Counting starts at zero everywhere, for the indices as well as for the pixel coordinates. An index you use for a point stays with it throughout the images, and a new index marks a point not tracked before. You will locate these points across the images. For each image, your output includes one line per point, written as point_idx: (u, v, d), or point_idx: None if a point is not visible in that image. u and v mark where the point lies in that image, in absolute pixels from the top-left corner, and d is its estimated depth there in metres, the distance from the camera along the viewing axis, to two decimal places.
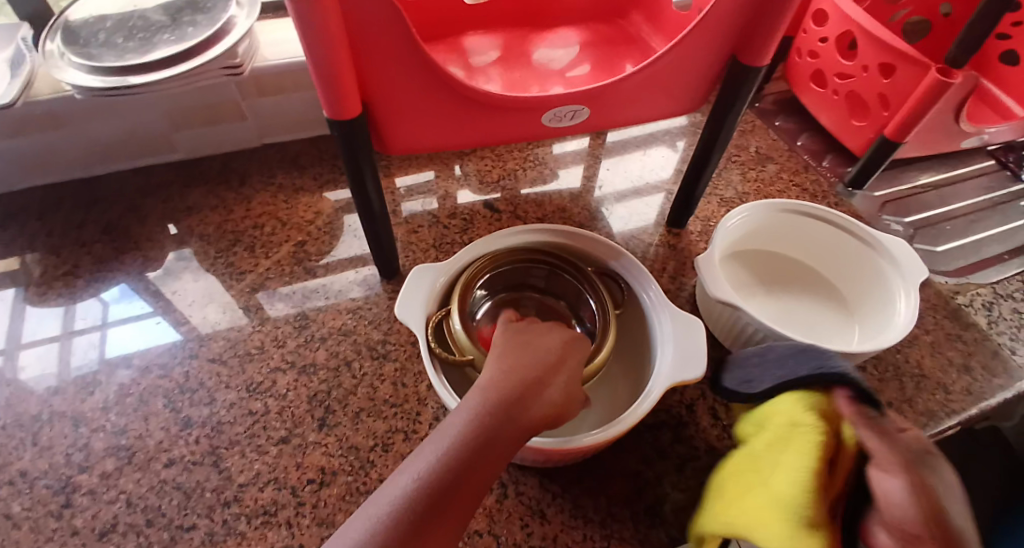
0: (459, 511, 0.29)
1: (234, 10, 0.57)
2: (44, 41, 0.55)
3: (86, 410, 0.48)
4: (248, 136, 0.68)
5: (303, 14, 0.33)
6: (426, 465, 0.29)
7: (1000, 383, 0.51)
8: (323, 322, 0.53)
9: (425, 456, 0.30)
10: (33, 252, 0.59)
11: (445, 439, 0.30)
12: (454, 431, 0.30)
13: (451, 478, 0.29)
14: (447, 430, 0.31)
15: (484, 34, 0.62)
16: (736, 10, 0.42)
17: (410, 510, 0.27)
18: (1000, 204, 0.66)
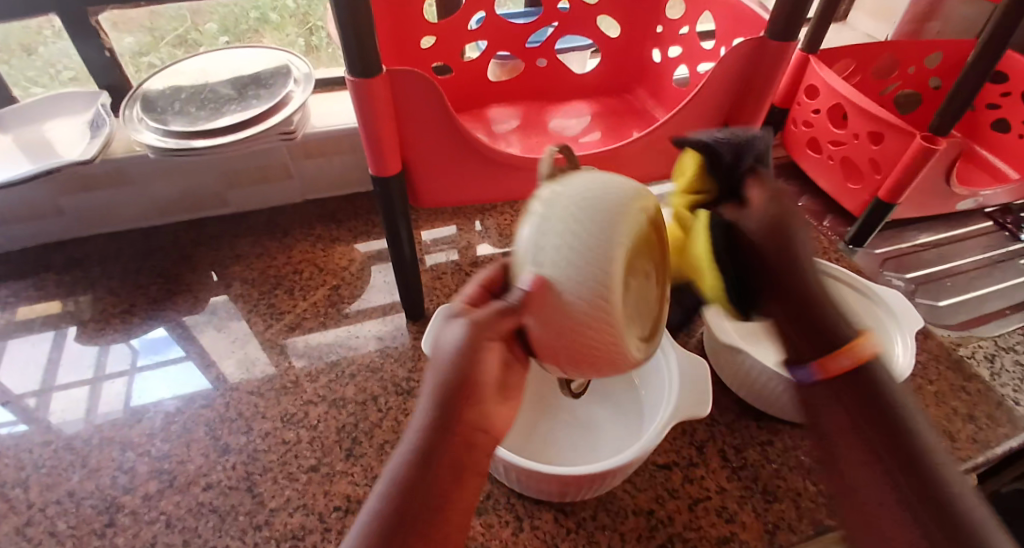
0: None
1: (292, 86, 0.65)
2: (126, 109, 0.63)
3: (133, 436, 0.52)
4: (291, 193, 0.75)
5: (358, 90, 0.40)
6: (362, 525, 0.26)
7: (1005, 433, 0.52)
8: (352, 360, 0.57)
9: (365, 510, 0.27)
10: (91, 293, 0.65)
11: (379, 490, 0.26)
12: (386, 481, 0.27)
13: (389, 533, 0.25)
14: (384, 478, 0.27)
15: (506, 106, 0.69)
16: (727, 87, 0.48)
17: None
18: (999, 263, 0.69)
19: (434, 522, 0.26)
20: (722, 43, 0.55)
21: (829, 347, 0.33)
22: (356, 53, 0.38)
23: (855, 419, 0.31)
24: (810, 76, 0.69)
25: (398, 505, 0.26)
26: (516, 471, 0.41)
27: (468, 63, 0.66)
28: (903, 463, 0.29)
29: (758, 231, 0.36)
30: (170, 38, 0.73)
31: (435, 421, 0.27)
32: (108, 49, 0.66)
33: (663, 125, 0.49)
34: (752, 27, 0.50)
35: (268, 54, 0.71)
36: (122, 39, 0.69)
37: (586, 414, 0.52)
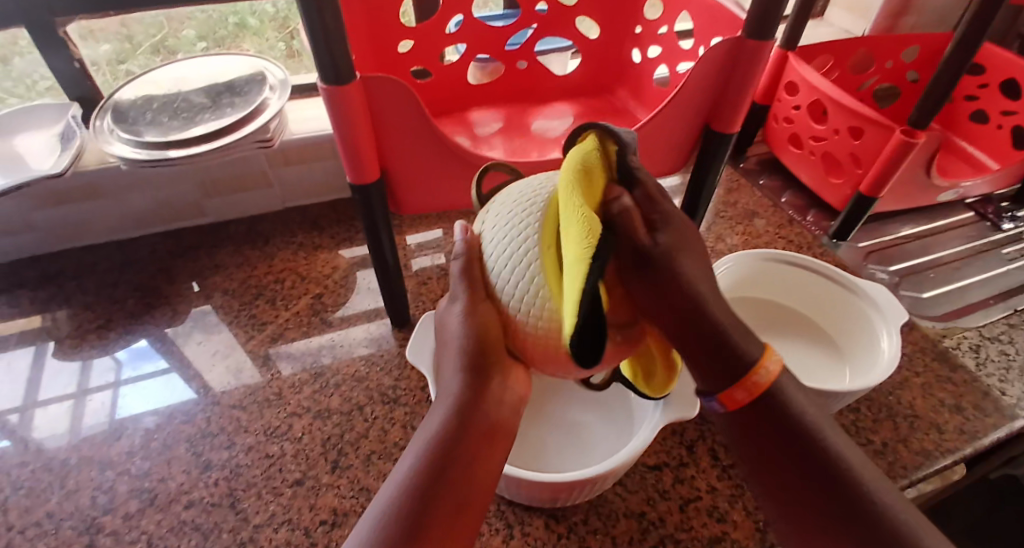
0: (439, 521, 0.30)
1: (267, 93, 0.64)
2: (95, 119, 0.61)
3: (112, 454, 0.50)
4: (272, 201, 0.73)
5: (332, 97, 0.39)
6: (402, 475, 0.32)
7: (992, 422, 0.52)
8: (337, 370, 0.57)
9: (403, 465, 0.32)
10: (68, 308, 0.63)
11: (419, 445, 0.33)
12: (426, 438, 0.33)
13: (424, 487, 0.31)
14: (422, 437, 0.33)
15: (488, 108, 0.69)
16: (708, 85, 0.47)
17: (407, 508, 0.30)
18: (981, 253, 0.70)
19: (477, 451, 0.33)
20: (700, 42, 0.55)
21: (739, 371, 0.31)
22: (327, 60, 0.37)
23: (791, 461, 0.31)
24: (789, 72, 0.69)
25: (441, 442, 0.32)
26: (505, 478, 0.41)
27: (447, 66, 0.66)
28: (843, 499, 0.30)
29: (700, 286, 0.32)
30: (146, 46, 0.71)
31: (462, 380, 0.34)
32: (77, 60, 0.65)
33: (644, 125, 0.49)
34: (729, 26, 0.50)
35: (242, 61, 0.69)
36: (96, 49, 0.67)
37: (574, 418, 0.51)
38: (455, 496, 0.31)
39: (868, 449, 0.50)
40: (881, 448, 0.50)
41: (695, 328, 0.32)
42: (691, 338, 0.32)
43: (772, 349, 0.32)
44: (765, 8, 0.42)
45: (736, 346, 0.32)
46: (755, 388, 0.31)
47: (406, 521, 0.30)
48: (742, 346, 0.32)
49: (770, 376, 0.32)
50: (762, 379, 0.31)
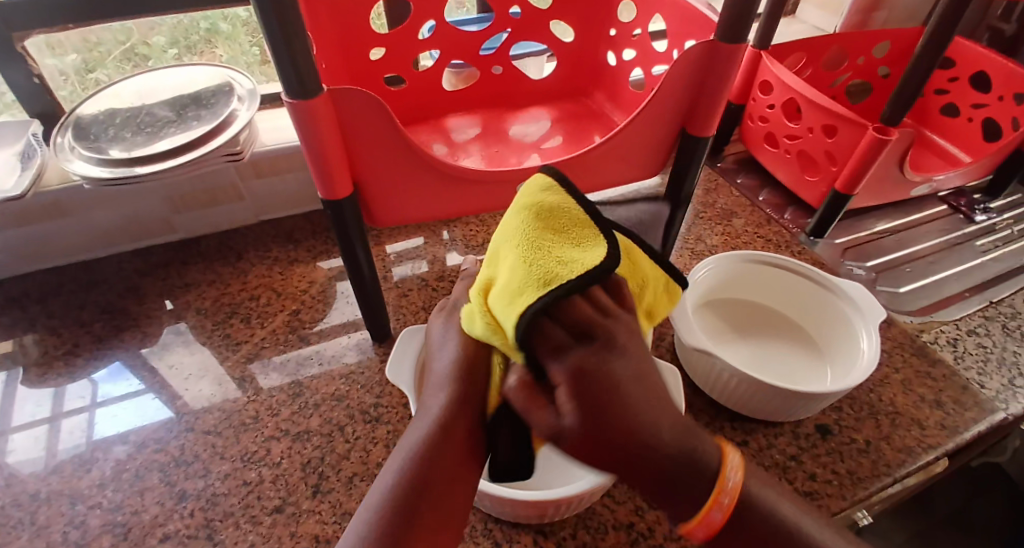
0: (426, 521, 0.34)
1: (236, 104, 0.62)
2: (57, 135, 0.59)
3: (83, 487, 0.48)
4: (246, 215, 0.72)
5: (300, 113, 0.38)
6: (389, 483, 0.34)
7: (971, 416, 0.53)
8: (316, 389, 0.55)
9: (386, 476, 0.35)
10: (34, 333, 0.61)
11: (400, 458, 0.35)
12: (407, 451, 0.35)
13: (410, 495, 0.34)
14: (402, 451, 0.35)
15: (463, 115, 0.68)
16: (682, 90, 0.47)
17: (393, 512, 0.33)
18: (955, 246, 0.71)
19: (448, 463, 0.35)
20: (674, 45, 0.55)
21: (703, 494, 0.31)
22: (292, 74, 0.36)
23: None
24: (763, 71, 0.69)
25: (426, 449, 0.34)
26: (491, 498, 0.40)
27: (422, 73, 0.65)
28: None
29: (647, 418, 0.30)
30: (116, 53, 0.69)
31: (450, 390, 0.36)
32: (36, 75, 0.62)
33: (620, 131, 0.48)
34: (702, 28, 0.50)
35: (210, 71, 0.68)
36: (63, 58, 0.66)
37: None
38: (436, 505, 0.34)
39: (850, 448, 0.50)
40: (865, 447, 0.50)
41: (643, 456, 0.30)
42: (651, 462, 0.30)
43: (731, 462, 0.32)
44: (737, 12, 0.41)
45: (692, 467, 0.31)
46: (714, 526, 0.31)
47: (397, 520, 0.33)
48: (699, 458, 0.31)
49: (719, 516, 0.31)
50: (725, 499, 0.31)
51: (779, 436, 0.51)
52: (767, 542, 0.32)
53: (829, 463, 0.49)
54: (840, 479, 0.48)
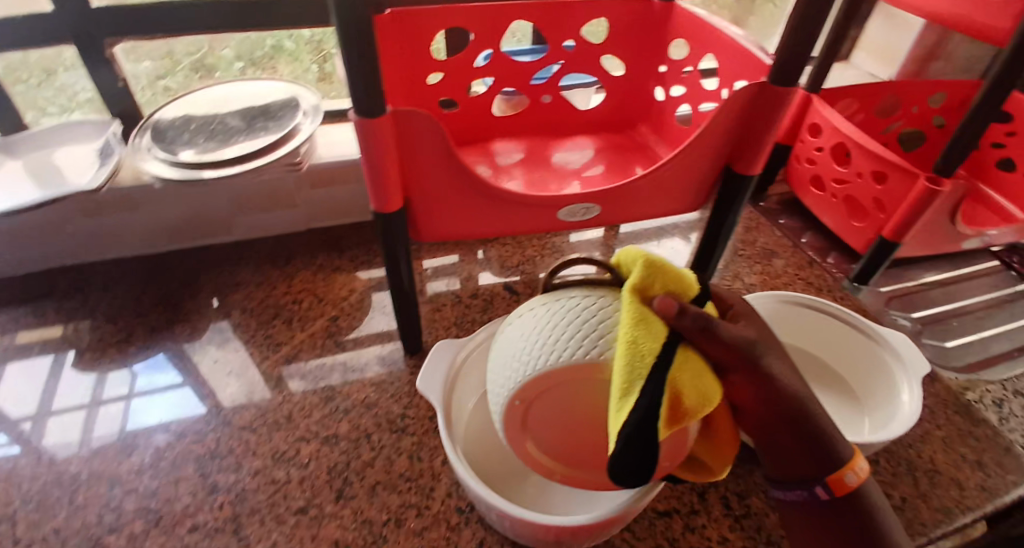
0: None
1: (300, 118, 0.66)
2: (135, 137, 0.63)
3: (122, 471, 0.50)
4: (296, 222, 0.75)
5: (363, 130, 0.40)
6: None
7: (1014, 480, 0.50)
8: (347, 395, 0.57)
9: None
10: (91, 320, 0.64)
11: None
12: None
13: None
14: None
15: (510, 140, 0.70)
16: (731, 128, 0.48)
17: None
18: (1007, 302, 0.68)
19: None
20: (725, 84, 0.55)
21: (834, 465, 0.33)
22: (362, 93, 0.38)
23: (849, 533, 0.33)
24: (813, 114, 0.69)
25: None
26: (510, 519, 0.40)
27: (474, 98, 0.67)
28: None
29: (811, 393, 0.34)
30: (186, 63, 0.73)
31: None
32: (122, 79, 0.67)
33: (666, 164, 0.49)
34: (754, 70, 0.50)
35: (276, 85, 0.71)
36: (138, 65, 0.70)
37: None
38: None
39: None
40: (900, 504, 0.48)
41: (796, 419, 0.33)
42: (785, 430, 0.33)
43: (859, 465, 0.34)
44: (788, 58, 0.42)
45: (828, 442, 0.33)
46: (850, 484, 0.33)
47: None
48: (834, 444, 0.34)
49: (855, 482, 0.33)
50: (851, 478, 0.33)
51: None
52: (860, 529, 0.33)
53: None
54: None
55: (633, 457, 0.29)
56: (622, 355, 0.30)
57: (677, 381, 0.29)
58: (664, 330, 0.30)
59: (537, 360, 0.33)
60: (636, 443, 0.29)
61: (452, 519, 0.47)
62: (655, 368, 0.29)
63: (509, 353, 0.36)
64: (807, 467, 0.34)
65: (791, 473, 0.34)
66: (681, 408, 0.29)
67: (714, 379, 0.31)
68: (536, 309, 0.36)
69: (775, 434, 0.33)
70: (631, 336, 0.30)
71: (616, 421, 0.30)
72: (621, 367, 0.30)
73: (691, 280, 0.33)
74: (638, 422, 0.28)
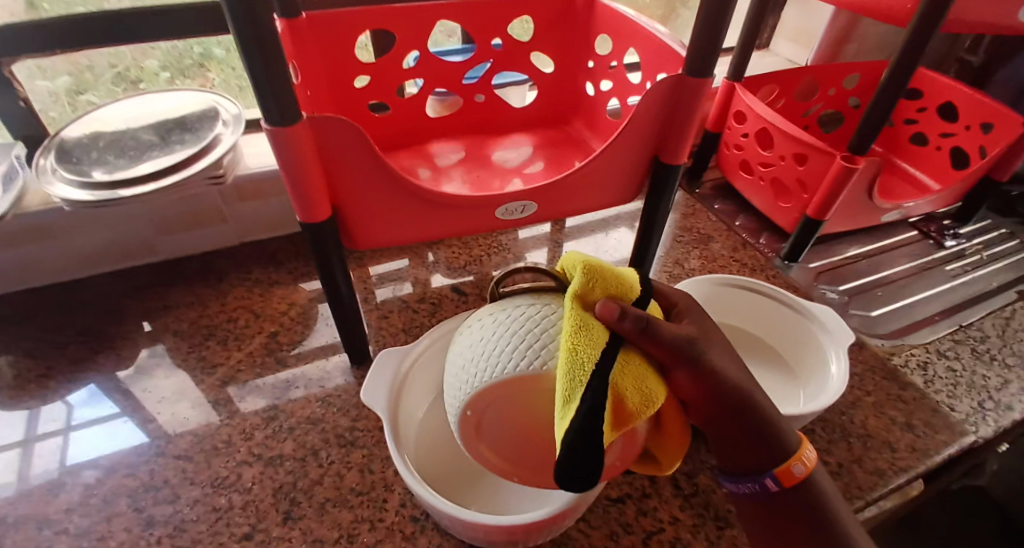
0: None
1: (220, 128, 0.63)
2: (39, 158, 0.59)
3: (50, 512, 0.48)
4: (228, 237, 0.72)
5: (279, 140, 0.39)
6: None
7: (941, 439, 0.53)
8: (292, 412, 0.55)
9: None
10: (7, 355, 0.60)
11: None
12: None
13: None
14: None
15: (446, 141, 0.69)
16: (654, 119, 0.49)
17: None
18: (926, 270, 0.73)
19: None
20: (647, 77, 0.56)
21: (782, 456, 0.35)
22: (271, 101, 0.37)
23: (797, 518, 0.35)
24: (737, 101, 0.71)
25: None
26: (460, 523, 0.39)
27: (405, 101, 0.66)
28: None
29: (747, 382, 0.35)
30: (108, 76, 0.70)
31: None
32: (21, 99, 0.63)
33: (595, 158, 0.50)
34: (672, 62, 0.51)
35: (197, 95, 0.69)
36: (54, 81, 0.66)
37: None
38: None
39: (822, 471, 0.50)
40: (837, 470, 0.50)
41: (743, 413, 0.34)
42: (733, 423, 0.34)
43: (807, 452, 0.36)
44: (701, 49, 0.43)
45: (775, 433, 0.35)
46: (798, 475, 0.35)
47: None
48: (780, 434, 0.35)
49: (802, 472, 0.35)
50: (799, 468, 0.35)
51: None
52: (808, 513, 0.35)
53: None
54: None
55: (580, 465, 0.28)
56: (564, 362, 0.30)
57: (618, 385, 0.29)
58: (605, 335, 0.30)
59: (485, 369, 0.33)
60: (581, 452, 0.28)
61: (406, 529, 0.46)
62: (594, 375, 0.29)
63: (461, 365, 0.35)
64: (757, 460, 0.36)
65: (742, 467, 0.36)
66: (622, 412, 0.29)
67: (656, 379, 0.31)
68: (485, 319, 0.36)
69: (724, 427, 0.35)
70: (572, 343, 0.30)
71: (560, 430, 0.29)
72: (562, 374, 0.29)
73: (631, 283, 0.33)
74: (580, 428, 0.28)
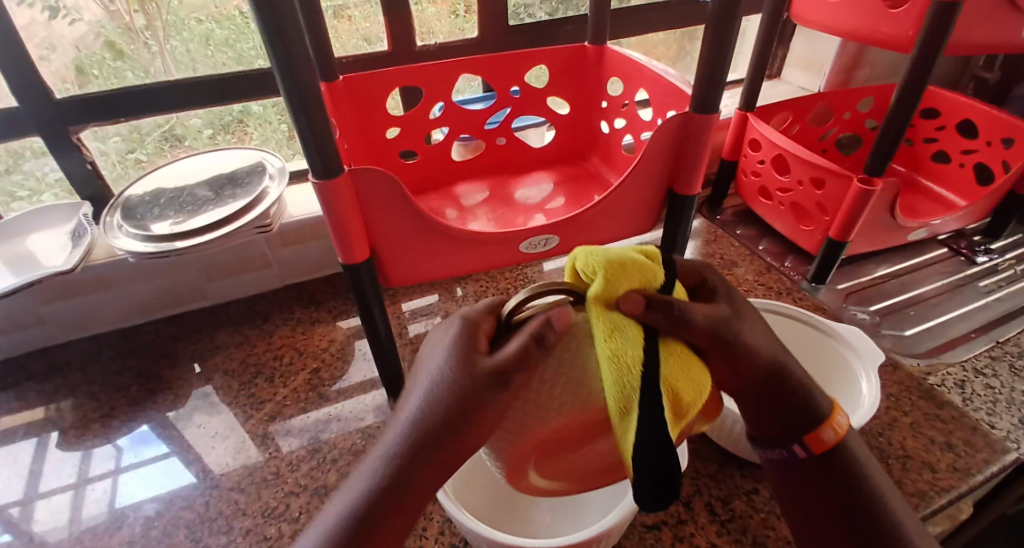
0: None
1: (267, 182, 0.68)
2: (107, 216, 0.65)
3: (113, 545, 0.51)
4: (271, 280, 0.77)
5: (323, 190, 0.43)
6: None
7: (984, 458, 0.52)
8: (334, 445, 0.58)
9: None
10: (72, 399, 0.65)
11: None
12: None
13: None
14: None
15: (472, 182, 0.73)
16: (667, 154, 0.51)
17: None
18: (958, 287, 0.72)
19: None
20: (659, 114, 0.59)
21: (813, 421, 0.34)
22: (316, 156, 0.41)
23: (832, 487, 0.35)
24: (751, 130, 0.73)
25: None
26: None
27: (432, 147, 0.71)
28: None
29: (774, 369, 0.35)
30: (155, 135, 0.74)
31: None
32: (89, 162, 0.70)
33: (614, 191, 0.52)
34: (678, 99, 0.54)
35: (243, 152, 0.75)
36: (106, 141, 0.71)
37: None
38: None
39: None
40: None
41: (774, 382, 0.34)
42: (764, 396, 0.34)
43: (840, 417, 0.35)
44: (706, 87, 0.46)
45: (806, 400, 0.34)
46: (827, 440, 0.35)
47: None
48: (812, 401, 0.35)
49: (833, 439, 0.35)
50: (831, 433, 0.35)
51: None
52: (842, 482, 0.35)
53: None
54: None
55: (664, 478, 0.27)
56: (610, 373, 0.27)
57: (669, 378, 0.28)
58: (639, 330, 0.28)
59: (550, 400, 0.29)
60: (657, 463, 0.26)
61: None
62: (645, 377, 0.27)
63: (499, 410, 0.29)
64: (786, 429, 0.35)
65: (768, 434, 0.36)
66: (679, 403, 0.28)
67: (698, 364, 0.30)
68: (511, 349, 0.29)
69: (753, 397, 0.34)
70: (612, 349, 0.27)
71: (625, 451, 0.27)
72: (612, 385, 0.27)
73: (655, 268, 0.31)
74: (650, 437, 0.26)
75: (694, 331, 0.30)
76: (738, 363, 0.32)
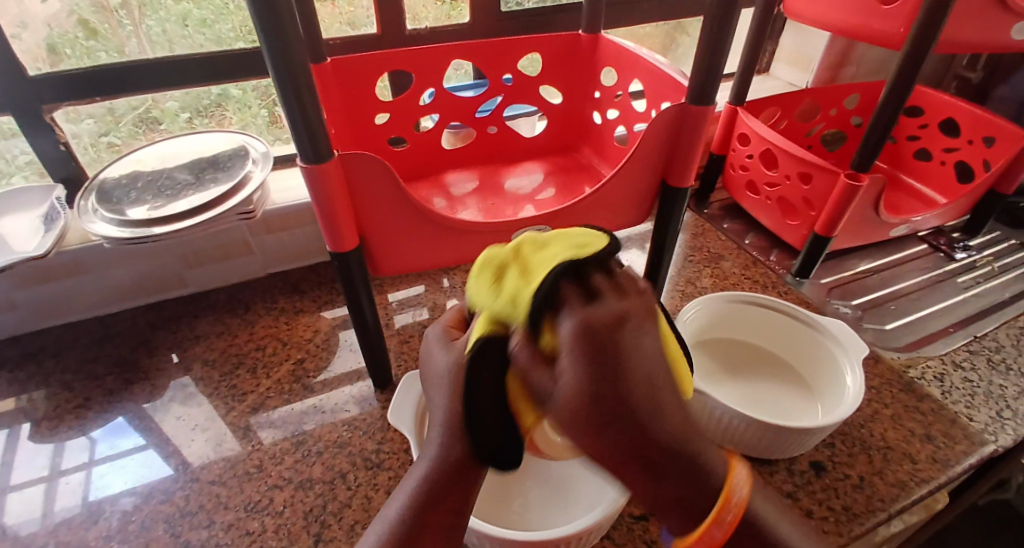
0: None
1: (250, 167, 0.67)
2: (80, 199, 0.63)
3: (89, 539, 0.49)
4: (254, 268, 0.75)
5: (313, 176, 0.42)
6: None
7: (961, 449, 0.54)
8: (319, 436, 0.57)
9: None
10: (45, 389, 0.63)
11: None
12: None
13: None
14: None
15: (461, 171, 0.72)
16: (661, 146, 0.51)
17: None
18: (938, 283, 0.73)
19: None
20: (652, 105, 0.59)
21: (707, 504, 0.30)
22: (306, 140, 0.40)
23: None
24: (741, 124, 0.74)
25: None
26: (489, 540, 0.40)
27: (421, 135, 0.69)
28: None
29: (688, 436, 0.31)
30: (129, 118, 0.71)
31: None
32: (62, 143, 0.67)
33: (607, 182, 0.52)
34: (673, 91, 0.54)
35: (225, 136, 0.72)
36: (79, 123, 0.68)
37: (560, 472, 0.52)
38: None
39: (845, 483, 0.51)
40: (858, 482, 0.51)
41: (649, 457, 0.28)
42: (653, 467, 0.29)
43: (737, 477, 0.30)
44: (701, 79, 0.46)
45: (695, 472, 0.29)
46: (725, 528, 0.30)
47: None
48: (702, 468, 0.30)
49: (734, 513, 0.30)
50: (731, 511, 0.30)
51: (772, 473, 0.52)
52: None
53: (824, 500, 0.50)
54: (836, 515, 0.49)
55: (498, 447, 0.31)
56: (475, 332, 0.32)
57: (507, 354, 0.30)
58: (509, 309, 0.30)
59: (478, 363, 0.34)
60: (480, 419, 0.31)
61: None
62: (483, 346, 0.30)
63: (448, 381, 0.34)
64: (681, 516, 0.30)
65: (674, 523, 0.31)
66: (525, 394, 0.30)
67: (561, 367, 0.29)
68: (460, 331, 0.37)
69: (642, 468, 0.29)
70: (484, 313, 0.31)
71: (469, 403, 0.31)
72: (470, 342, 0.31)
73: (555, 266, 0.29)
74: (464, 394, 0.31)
75: (564, 409, 0.27)
76: (632, 429, 0.27)
